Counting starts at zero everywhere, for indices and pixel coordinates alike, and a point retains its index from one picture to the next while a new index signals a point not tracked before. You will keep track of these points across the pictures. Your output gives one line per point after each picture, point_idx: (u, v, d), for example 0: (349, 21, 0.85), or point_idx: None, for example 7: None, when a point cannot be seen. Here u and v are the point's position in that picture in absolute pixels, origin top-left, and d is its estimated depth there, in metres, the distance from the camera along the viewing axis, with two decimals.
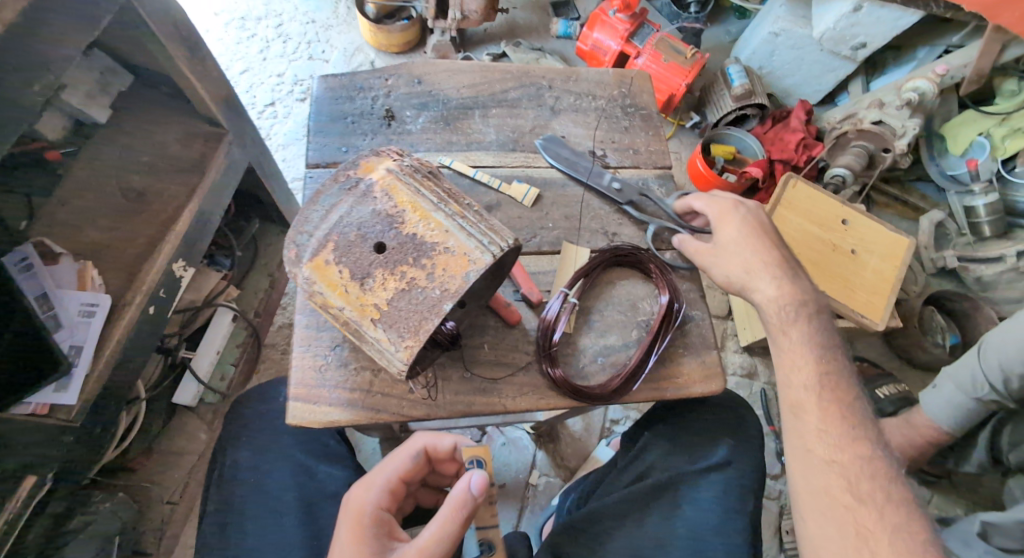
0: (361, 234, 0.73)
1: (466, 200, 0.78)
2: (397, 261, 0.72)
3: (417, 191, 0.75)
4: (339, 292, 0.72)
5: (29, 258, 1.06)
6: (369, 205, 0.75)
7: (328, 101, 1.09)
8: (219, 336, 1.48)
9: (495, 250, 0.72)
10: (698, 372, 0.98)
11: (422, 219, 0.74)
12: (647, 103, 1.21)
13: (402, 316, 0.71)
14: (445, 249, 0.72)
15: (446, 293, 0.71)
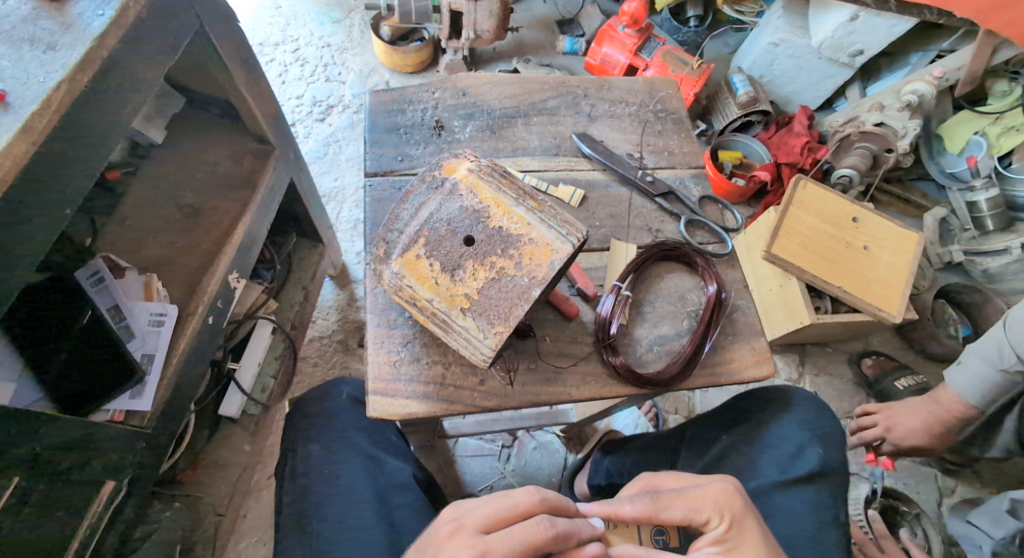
0: (451, 229, 0.78)
1: (542, 195, 0.83)
2: (486, 253, 0.77)
3: (498, 188, 0.80)
4: (430, 284, 0.77)
5: (101, 273, 1.09)
6: (456, 201, 0.79)
7: (381, 114, 1.14)
8: (259, 349, 1.50)
9: (575, 239, 0.78)
10: (749, 357, 1.04)
11: (506, 213, 0.79)
12: (676, 107, 1.28)
13: (493, 303, 0.76)
14: (530, 241, 0.77)
15: (535, 280, 0.76)
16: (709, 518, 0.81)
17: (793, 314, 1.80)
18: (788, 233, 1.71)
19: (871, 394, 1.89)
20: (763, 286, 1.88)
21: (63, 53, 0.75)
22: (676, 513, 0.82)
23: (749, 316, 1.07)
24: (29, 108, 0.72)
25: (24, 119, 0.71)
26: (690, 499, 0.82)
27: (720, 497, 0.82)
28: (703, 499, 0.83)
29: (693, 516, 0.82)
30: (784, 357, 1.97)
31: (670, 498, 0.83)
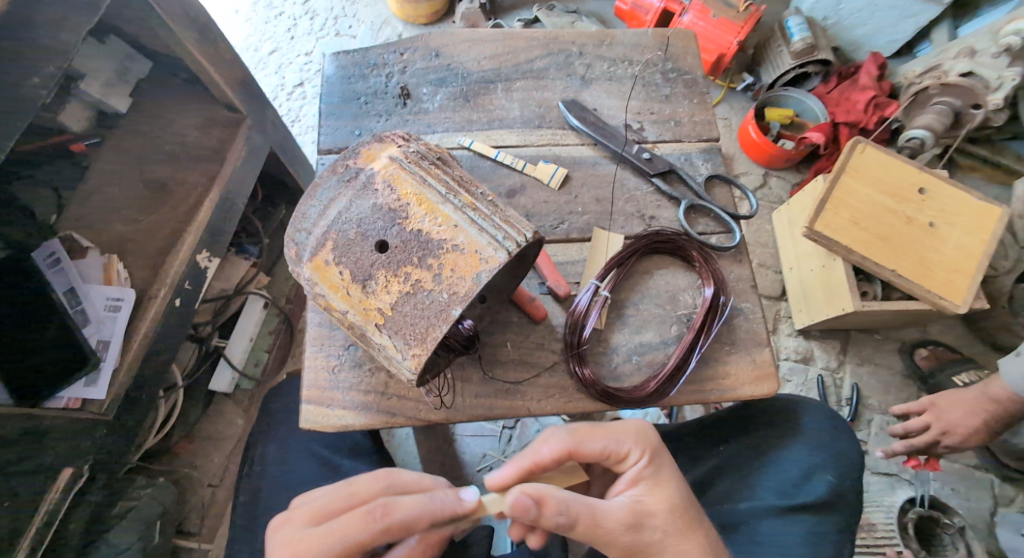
0: (361, 232, 0.67)
1: (479, 189, 0.70)
2: (400, 262, 0.66)
3: (422, 181, 0.68)
4: (341, 294, 0.67)
5: (58, 254, 1.07)
6: (369, 199, 0.68)
7: (340, 81, 1.02)
8: (251, 324, 1.46)
9: (510, 247, 0.65)
10: (748, 373, 0.89)
11: (428, 213, 0.67)
12: (691, 66, 1.08)
13: (408, 321, 0.65)
14: (454, 247, 0.66)
15: (455, 297, 0.64)
16: (628, 452, 0.75)
17: (834, 299, 1.57)
18: (835, 206, 1.48)
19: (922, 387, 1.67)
20: (804, 266, 1.66)
21: None
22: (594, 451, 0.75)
23: (752, 323, 0.91)
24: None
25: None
26: (609, 434, 0.76)
27: (641, 428, 0.77)
28: (623, 432, 0.76)
29: (614, 450, 0.75)
30: (822, 343, 1.74)
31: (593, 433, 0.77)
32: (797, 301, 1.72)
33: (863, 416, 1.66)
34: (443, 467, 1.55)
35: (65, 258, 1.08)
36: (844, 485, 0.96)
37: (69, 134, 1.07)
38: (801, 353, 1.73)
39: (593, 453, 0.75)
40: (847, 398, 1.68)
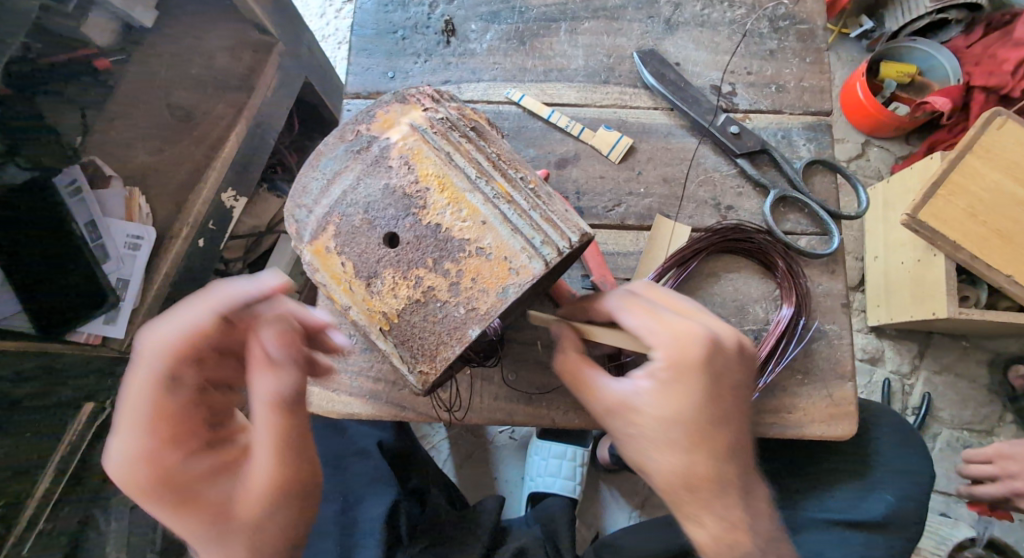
0: (368, 218, 0.55)
1: (516, 172, 0.56)
2: (411, 262, 0.53)
3: (447, 161, 0.54)
4: (343, 289, 0.56)
5: (79, 181, 1.00)
6: (381, 177, 0.55)
7: (376, 8, 0.86)
8: (282, 262, 1.37)
9: (548, 256, 0.52)
10: (821, 411, 0.76)
11: (451, 203, 0.53)
12: (809, 14, 0.86)
13: (416, 334, 0.54)
14: (478, 250, 0.53)
15: (474, 314, 0.52)
16: (632, 434, 0.56)
17: (923, 301, 1.33)
18: (951, 192, 1.17)
19: (1012, 407, 1.46)
20: (893, 257, 1.42)
21: None
22: (631, 449, 0.57)
23: (836, 349, 0.78)
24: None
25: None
26: (648, 428, 0.55)
27: (668, 427, 0.54)
28: (657, 414, 0.55)
29: (620, 415, 0.56)
30: (896, 344, 1.52)
31: (626, 413, 0.56)
32: (875, 295, 1.51)
33: (929, 429, 1.47)
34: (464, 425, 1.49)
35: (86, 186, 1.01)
36: (899, 527, 0.84)
37: (94, 48, 0.96)
38: (870, 352, 1.53)
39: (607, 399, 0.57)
40: (915, 407, 1.48)
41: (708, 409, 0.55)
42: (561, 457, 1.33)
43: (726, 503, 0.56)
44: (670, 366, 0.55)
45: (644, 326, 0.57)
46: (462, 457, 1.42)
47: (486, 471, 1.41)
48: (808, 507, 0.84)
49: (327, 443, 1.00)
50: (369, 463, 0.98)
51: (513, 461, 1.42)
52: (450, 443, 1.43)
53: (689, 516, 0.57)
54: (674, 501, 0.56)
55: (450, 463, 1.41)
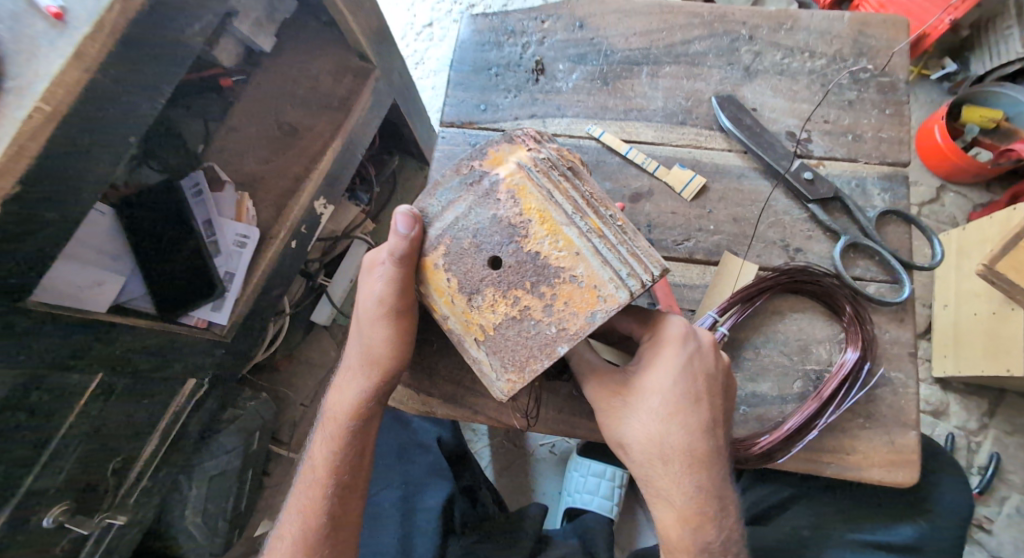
0: (476, 243, 0.62)
1: (608, 210, 0.62)
2: (511, 283, 0.61)
3: (549, 196, 0.61)
4: (445, 301, 0.64)
5: (201, 184, 1.13)
6: (490, 208, 0.62)
7: (473, 47, 0.94)
8: (354, 265, 1.48)
9: (634, 287, 0.58)
10: (881, 456, 0.78)
11: (550, 234, 0.60)
12: (891, 68, 0.88)
13: (508, 345, 0.62)
14: (571, 278, 0.59)
15: (563, 333, 0.59)
16: (619, 403, 0.67)
17: (998, 357, 1.28)
18: None
19: None
20: (965, 307, 1.37)
21: None
22: (617, 425, 0.67)
23: (899, 398, 0.79)
24: (82, 31, 0.67)
25: (76, 43, 0.67)
26: (631, 400, 0.66)
27: (653, 401, 0.65)
28: (645, 390, 0.66)
29: (616, 388, 0.67)
30: (963, 400, 1.45)
31: (616, 390, 0.67)
32: (940, 343, 1.44)
33: (995, 491, 1.39)
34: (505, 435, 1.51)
35: (206, 189, 1.14)
36: None
37: (220, 69, 1.12)
38: (933, 404, 1.45)
39: (607, 374, 0.68)
40: (980, 467, 1.40)
41: (684, 387, 0.65)
42: (600, 476, 1.37)
43: (698, 478, 0.65)
44: (651, 347, 0.68)
45: (637, 317, 0.70)
46: (503, 464, 1.48)
47: (525, 481, 1.47)
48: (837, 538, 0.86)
49: (392, 434, 1.08)
50: (429, 458, 1.05)
51: (552, 476, 1.47)
52: (491, 452, 1.48)
53: (660, 492, 0.66)
54: (650, 472, 0.66)
55: (491, 469, 1.47)
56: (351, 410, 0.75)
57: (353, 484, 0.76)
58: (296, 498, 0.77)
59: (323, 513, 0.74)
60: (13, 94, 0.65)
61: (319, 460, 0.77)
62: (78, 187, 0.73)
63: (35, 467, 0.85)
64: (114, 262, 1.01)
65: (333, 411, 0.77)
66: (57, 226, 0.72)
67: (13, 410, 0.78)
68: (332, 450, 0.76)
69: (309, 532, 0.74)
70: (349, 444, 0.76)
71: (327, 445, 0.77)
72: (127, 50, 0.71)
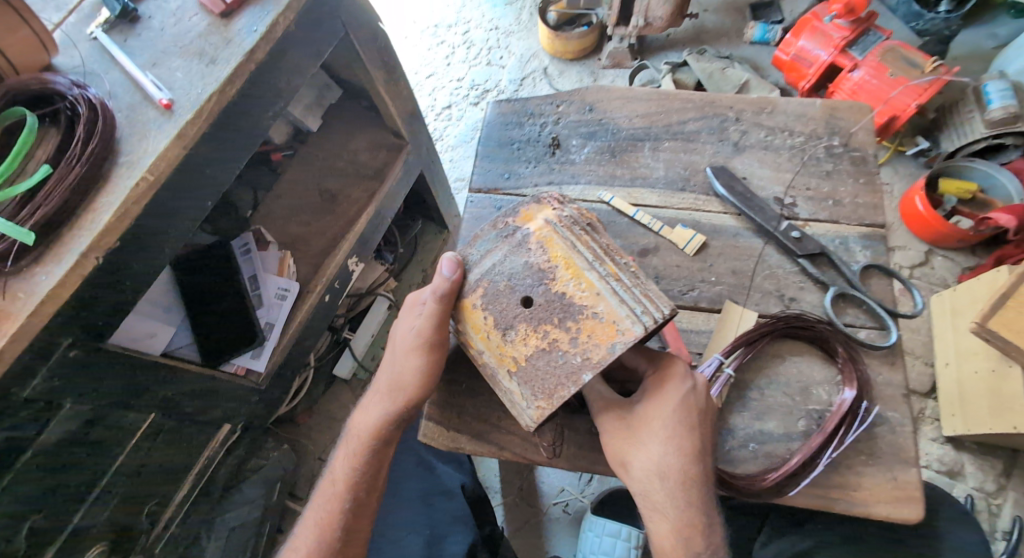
0: (510, 285, 0.72)
1: (623, 258, 0.71)
2: (541, 319, 0.70)
3: (573, 246, 0.71)
4: (482, 337, 0.73)
5: (250, 243, 1.25)
6: (522, 256, 0.72)
7: (498, 126, 1.09)
8: (376, 322, 1.58)
9: (648, 322, 0.66)
10: (885, 492, 0.82)
11: (574, 277, 0.69)
12: (861, 143, 1.00)
13: (539, 374, 0.70)
14: (593, 314, 0.68)
15: (587, 362, 0.67)
16: (620, 424, 0.74)
17: (1002, 415, 1.30)
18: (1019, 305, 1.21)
19: None
20: (967, 365, 1.41)
21: (218, 67, 0.85)
22: (619, 448, 0.74)
23: (897, 436, 0.85)
24: (184, 117, 0.82)
25: (179, 127, 0.81)
26: (635, 427, 0.73)
27: (651, 427, 0.73)
28: (644, 415, 0.73)
29: (617, 411, 0.75)
30: (977, 459, 1.45)
31: (621, 413, 0.75)
32: (948, 402, 1.46)
33: None
34: (519, 493, 1.52)
35: (254, 248, 1.25)
36: None
37: (271, 145, 1.32)
38: (947, 464, 1.46)
39: (607, 398, 0.76)
40: (1004, 531, 1.39)
41: (681, 416, 0.72)
42: (615, 536, 1.34)
43: (688, 496, 0.71)
44: (657, 382, 0.75)
45: (645, 355, 0.78)
46: (517, 524, 1.50)
47: (539, 542, 1.47)
48: None
49: (416, 481, 1.12)
50: (453, 504, 1.09)
51: (567, 537, 1.47)
52: (505, 510, 1.52)
53: (655, 505, 0.72)
54: (647, 488, 0.72)
55: (506, 528, 1.50)
56: (372, 432, 0.84)
57: (367, 501, 0.85)
58: (317, 507, 0.87)
59: (338, 526, 0.84)
60: (127, 167, 0.80)
61: (339, 476, 0.86)
62: (162, 242, 0.85)
63: (86, 503, 0.94)
64: (166, 314, 1.13)
65: (357, 431, 0.86)
66: (143, 276, 0.84)
67: (73, 446, 0.87)
68: (352, 468, 0.85)
69: (327, 540, 0.83)
70: (369, 463, 0.84)
71: (348, 462, 0.85)
72: (217, 131, 0.86)
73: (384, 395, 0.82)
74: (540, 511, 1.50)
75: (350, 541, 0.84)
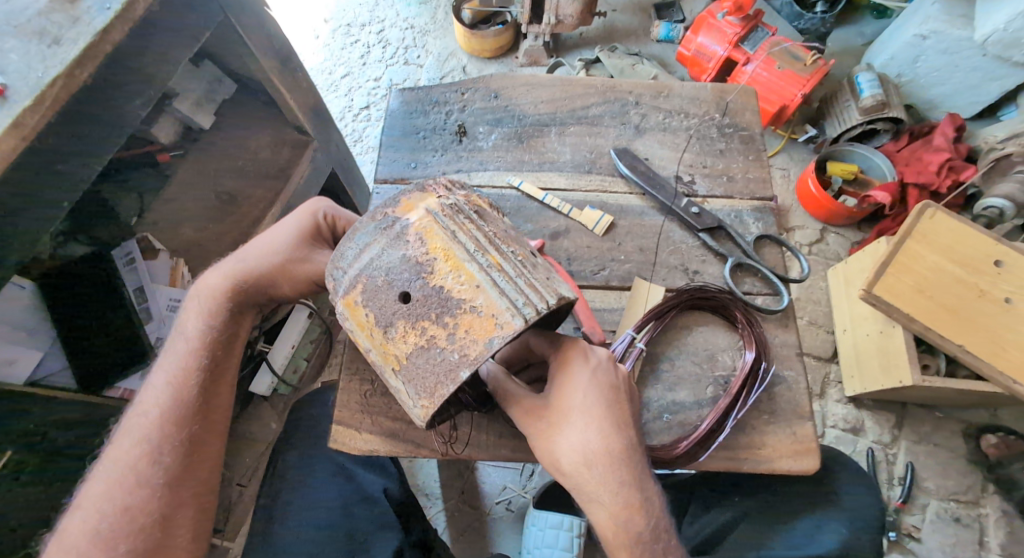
0: (388, 280, 0.68)
1: (509, 248, 0.69)
2: (419, 315, 0.66)
3: (453, 237, 0.68)
4: (366, 333, 0.69)
5: (133, 253, 1.18)
6: (400, 249, 0.68)
7: (402, 115, 1.06)
8: (295, 331, 1.40)
9: (528, 314, 0.64)
10: (787, 447, 0.87)
11: (453, 270, 0.66)
12: (748, 122, 1.07)
13: (420, 373, 0.66)
14: (472, 308, 0.65)
15: (465, 359, 0.64)
16: (539, 420, 0.73)
17: (890, 370, 1.43)
18: (898, 269, 1.33)
19: (988, 476, 1.50)
20: (860, 329, 1.53)
21: (63, 49, 0.76)
22: (546, 446, 0.72)
23: (795, 393, 0.90)
24: (23, 103, 0.72)
25: (15, 115, 0.72)
26: (555, 418, 0.73)
27: (571, 412, 0.72)
28: (561, 405, 0.73)
29: (534, 407, 0.74)
30: (875, 415, 1.58)
31: (539, 410, 0.73)
32: (848, 366, 1.58)
33: (916, 500, 1.50)
34: (462, 493, 1.50)
35: (139, 258, 1.18)
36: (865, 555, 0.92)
37: (157, 146, 1.16)
38: (850, 422, 1.58)
39: (520, 397, 0.75)
40: (900, 478, 1.51)
41: (596, 396, 0.73)
42: (558, 527, 1.33)
43: (620, 476, 0.71)
44: (561, 365, 0.75)
45: (547, 337, 0.78)
46: (460, 528, 1.47)
47: (482, 543, 1.45)
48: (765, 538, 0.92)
49: (337, 489, 1.06)
50: (379, 510, 1.04)
51: (510, 533, 1.46)
52: (446, 516, 1.48)
53: (591, 496, 0.71)
54: (581, 480, 0.71)
55: (447, 534, 1.46)
56: (226, 295, 0.85)
57: (225, 362, 0.86)
58: (162, 373, 0.84)
59: (195, 386, 0.83)
60: None
61: (152, 406, 0.81)
62: None
63: None
64: (33, 337, 1.05)
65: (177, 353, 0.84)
66: None
67: None
68: (207, 325, 0.85)
69: (182, 401, 0.82)
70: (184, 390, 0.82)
71: (201, 320, 0.85)
72: (66, 122, 0.77)
73: (246, 265, 0.84)
74: (482, 510, 1.49)
75: (211, 406, 0.83)
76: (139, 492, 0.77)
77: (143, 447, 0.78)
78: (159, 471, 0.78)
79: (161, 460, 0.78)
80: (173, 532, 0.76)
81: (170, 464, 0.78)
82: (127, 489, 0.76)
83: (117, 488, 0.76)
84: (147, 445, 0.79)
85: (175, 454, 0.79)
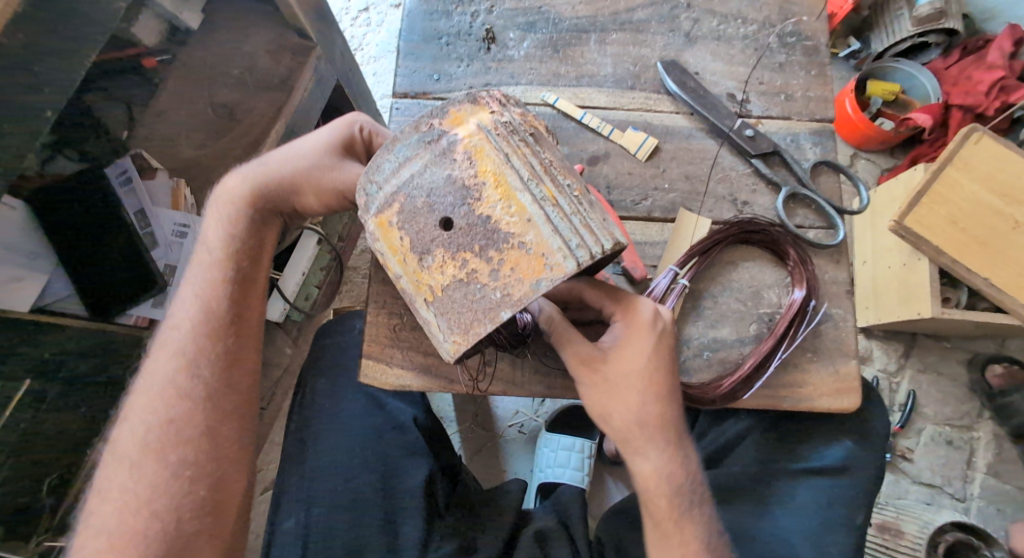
0: (430, 203, 0.60)
1: (565, 178, 0.60)
2: (461, 245, 0.59)
3: (506, 160, 0.59)
4: (398, 259, 0.62)
5: (130, 172, 1.11)
6: (445, 168, 0.59)
7: (421, 16, 0.94)
8: (305, 257, 1.34)
9: (581, 258, 0.57)
10: (828, 385, 0.82)
11: (503, 199, 0.58)
12: (813, 31, 0.95)
13: (456, 307, 0.60)
14: (521, 244, 0.57)
15: (508, 299, 0.57)
16: (594, 373, 0.69)
17: (908, 303, 1.36)
18: (933, 201, 1.24)
19: (987, 404, 1.48)
20: (880, 262, 1.44)
21: None
22: (595, 399, 0.69)
23: (841, 331, 0.84)
24: None
25: None
26: (611, 377, 0.69)
27: (632, 375, 0.69)
28: (626, 366, 0.69)
29: (594, 358, 0.69)
30: (885, 345, 1.54)
31: (595, 364, 0.69)
32: (863, 297, 1.52)
33: (914, 425, 1.49)
34: (475, 418, 1.49)
35: (136, 177, 1.12)
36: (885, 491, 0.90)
37: (142, 49, 1.04)
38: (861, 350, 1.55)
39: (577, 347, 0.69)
40: (901, 403, 1.50)
41: (658, 361, 0.69)
42: (570, 449, 1.37)
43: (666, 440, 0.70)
44: (626, 320, 0.71)
45: (610, 295, 0.72)
46: (474, 448, 1.49)
47: (496, 463, 1.48)
48: (789, 470, 0.89)
49: (358, 417, 1.04)
50: (406, 437, 1.02)
51: (522, 455, 1.48)
52: (462, 437, 1.49)
53: (637, 451, 0.70)
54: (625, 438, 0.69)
55: (462, 454, 1.48)
56: (247, 200, 0.79)
57: (251, 278, 0.80)
58: (190, 288, 0.79)
59: (225, 299, 0.78)
60: None
61: (182, 320, 0.77)
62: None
63: None
64: (33, 261, 1.02)
65: (201, 265, 0.79)
66: None
67: None
68: (228, 234, 0.79)
69: (213, 315, 0.77)
70: (215, 299, 0.77)
71: (222, 229, 0.79)
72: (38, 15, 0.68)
73: (266, 171, 0.79)
74: (494, 432, 1.50)
75: (241, 324, 0.78)
76: (182, 404, 0.73)
77: (178, 359, 0.75)
78: (199, 384, 0.74)
79: (199, 373, 0.75)
80: (221, 442, 0.73)
81: (208, 378, 0.75)
82: (169, 401, 0.73)
83: (158, 401, 0.73)
84: (182, 358, 0.75)
85: (212, 365, 0.75)
